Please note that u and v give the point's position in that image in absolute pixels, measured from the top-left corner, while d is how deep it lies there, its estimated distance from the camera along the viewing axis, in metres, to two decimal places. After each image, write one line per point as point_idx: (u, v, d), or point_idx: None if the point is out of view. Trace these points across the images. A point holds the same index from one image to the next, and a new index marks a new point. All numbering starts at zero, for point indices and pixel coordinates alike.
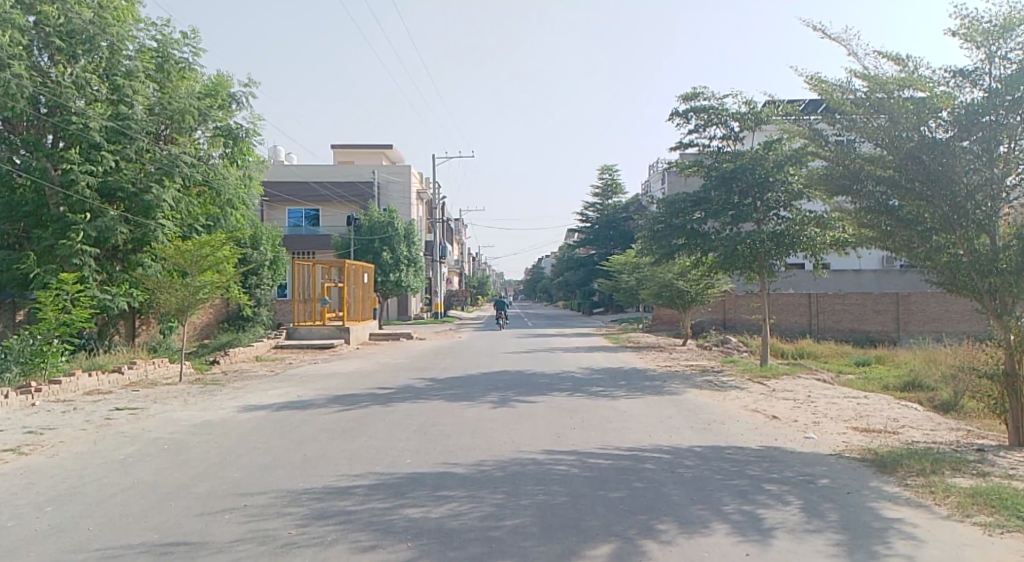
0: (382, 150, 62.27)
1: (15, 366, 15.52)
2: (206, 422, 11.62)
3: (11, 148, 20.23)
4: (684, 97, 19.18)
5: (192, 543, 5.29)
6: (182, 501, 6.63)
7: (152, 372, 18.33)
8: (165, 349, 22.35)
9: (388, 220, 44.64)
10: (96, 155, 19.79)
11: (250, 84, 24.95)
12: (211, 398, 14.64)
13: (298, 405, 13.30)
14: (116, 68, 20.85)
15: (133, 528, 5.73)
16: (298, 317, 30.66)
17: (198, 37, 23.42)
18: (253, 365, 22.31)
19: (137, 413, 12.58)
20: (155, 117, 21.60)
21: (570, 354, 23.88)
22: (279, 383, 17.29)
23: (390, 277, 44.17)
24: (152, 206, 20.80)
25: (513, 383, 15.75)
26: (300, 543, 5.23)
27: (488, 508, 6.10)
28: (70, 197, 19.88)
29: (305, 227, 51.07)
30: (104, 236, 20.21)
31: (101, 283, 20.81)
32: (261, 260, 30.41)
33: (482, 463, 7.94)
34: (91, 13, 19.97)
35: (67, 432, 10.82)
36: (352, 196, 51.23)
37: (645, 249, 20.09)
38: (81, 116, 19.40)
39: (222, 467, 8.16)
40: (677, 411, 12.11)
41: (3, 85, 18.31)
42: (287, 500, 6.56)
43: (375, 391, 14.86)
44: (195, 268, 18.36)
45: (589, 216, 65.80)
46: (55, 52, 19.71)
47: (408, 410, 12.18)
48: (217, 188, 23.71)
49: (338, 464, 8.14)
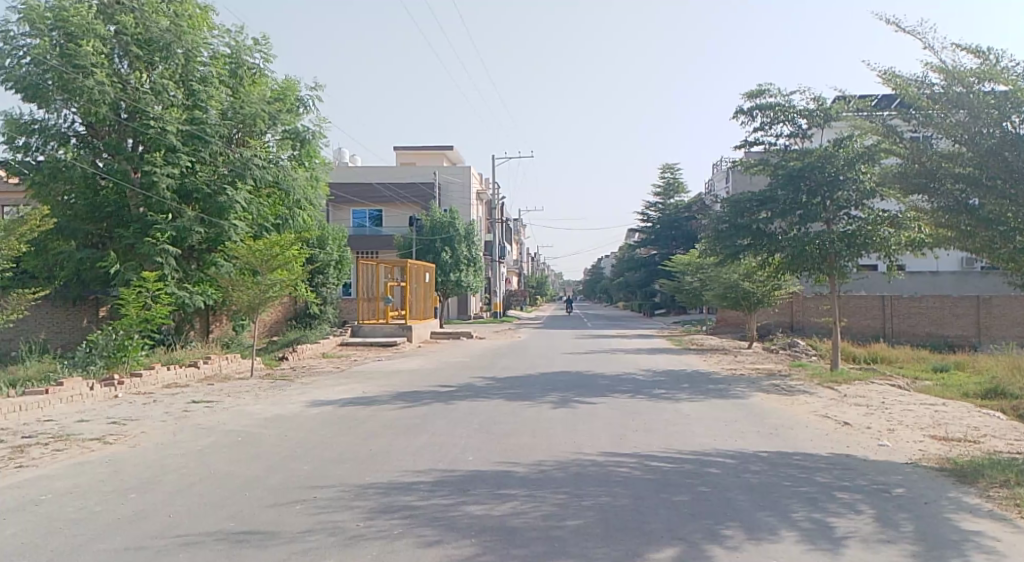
0: (443, 152, 63.02)
1: (100, 360, 16.33)
2: (277, 416, 12.03)
3: (93, 151, 21.34)
4: (749, 95, 18.73)
5: (265, 531, 5.50)
6: (255, 491, 6.88)
7: (226, 367, 19.04)
8: (237, 345, 23.17)
9: (450, 220, 45.13)
10: (173, 157, 20.74)
11: (315, 86, 25.62)
12: (281, 393, 15.09)
13: (363, 401, 13.63)
14: (191, 74, 21.86)
15: (211, 516, 5.99)
16: (361, 315, 31.31)
17: (269, 43, 24.30)
18: (320, 361, 22.95)
19: (212, 407, 13.11)
20: (228, 120, 22.39)
21: (632, 356, 23.62)
22: (345, 379, 17.72)
23: (451, 277, 44.65)
24: (226, 207, 21.64)
25: (574, 384, 15.70)
26: (368, 535, 5.37)
27: (550, 507, 6.12)
28: (150, 198, 20.94)
29: (368, 228, 52.09)
30: (182, 236, 21.17)
31: (179, 281, 21.73)
32: (327, 260, 31.30)
33: (543, 463, 7.95)
34: (168, 22, 20.98)
35: (148, 423, 11.35)
36: (414, 197, 52.10)
37: (708, 250, 19.69)
38: (159, 120, 20.39)
39: (291, 460, 8.43)
40: (741, 415, 11.85)
41: (88, 92, 19.49)
42: (353, 494, 6.73)
43: (437, 389, 15.06)
44: (266, 267, 18.96)
45: (650, 217, 65.14)
46: (134, 59, 20.89)
47: (471, 408, 12.31)
48: (286, 189, 24.21)
49: (403, 459, 8.31)
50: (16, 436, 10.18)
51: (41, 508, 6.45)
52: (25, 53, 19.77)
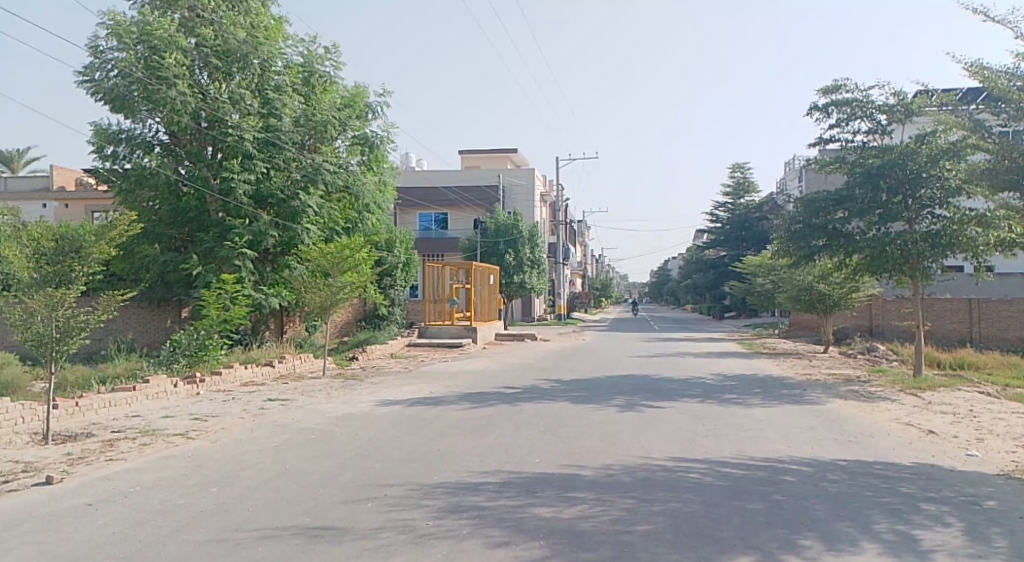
0: (507, 155, 63.34)
1: (183, 358, 17.06)
2: (347, 415, 12.31)
3: (176, 158, 22.30)
4: (824, 91, 18.11)
5: (338, 528, 5.62)
6: (328, 488, 7.06)
7: (299, 366, 19.63)
8: (309, 345, 23.84)
9: (513, 223, 45.29)
10: (249, 164, 21.54)
11: (384, 92, 26.09)
12: (351, 392, 15.44)
13: (431, 401, 13.81)
14: (267, 84, 22.63)
15: (287, 511, 6.17)
16: (428, 317, 31.74)
17: (339, 51, 24.90)
18: (388, 362, 23.37)
19: (287, 404, 13.53)
20: (301, 127, 23.08)
21: (701, 360, 23.17)
22: (413, 379, 17.99)
23: (515, 279, 44.79)
24: (298, 211, 22.36)
25: (641, 387, 15.50)
26: (437, 534, 5.43)
27: (618, 512, 6.04)
28: (229, 203, 21.80)
29: (434, 231, 52.78)
30: (258, 240, 21.96)
31: (255, 283, 22.54)
32: (395, 262, 31.89)
33: (610, 467, 7.87)
34: (245, 33, 21.84)
35: (227, 420, 11.80)
36: (479, 200, 52.53)
37: (781, 251, 19.13)
38: (236, 128, 21.26)
39: (362, 458, 8.61)
40: (817, 421, 11.46)
41: (170, 102, 20.54)
42: (423, 493, 6.81)
43: (503, 390, 15.12)
44: (337, 269, 19.44)
45: (719, 217, 63.85)
46: (213, 69, 21.81)
47: (537, 410, 12.31)
48: (355, 194, 24.73)
49: (470, 460, 8.37)
50: (107, 430, 10.75)
51: (130, 499, 6.78)
52: (113, 66, 20.83)
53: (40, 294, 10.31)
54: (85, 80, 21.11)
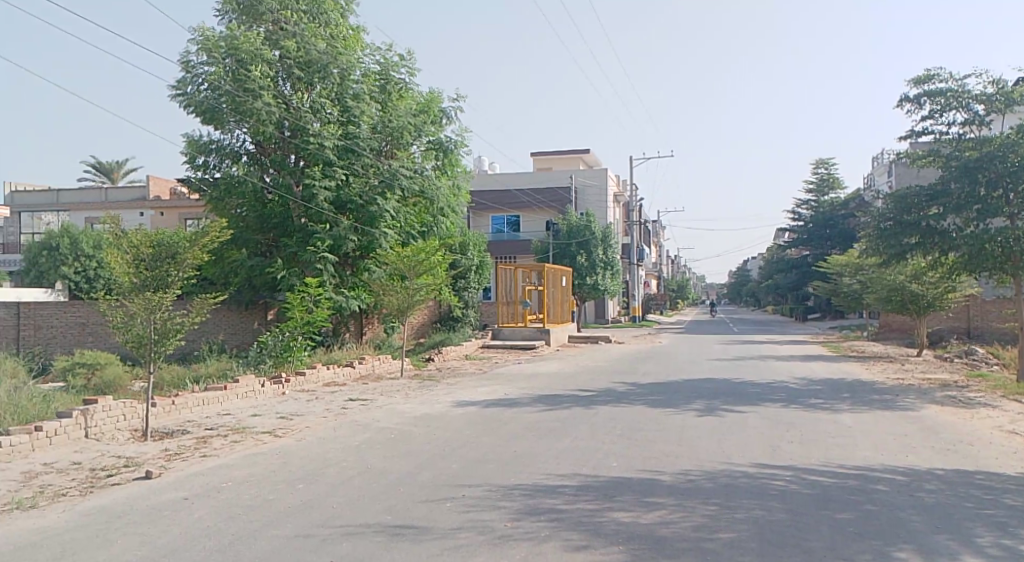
0: (580, 156, 63.10)
1: (269, 359, 17.76)
2: (425, 415, 12.52)
3: (261, 167, 23.23)
4: (915, 81, 17.25)
5: (419, 526, 5.72)
6: (409, 487, 7.19)
7: (378, 367, 20.12)
8: (388, 347, 24.33)
9: (586, 224, 45.04)
10: (330, 171, 22.23)
11: (457, 97, 26.36)
12: (428, 393, 15.69)
13: (506, 403, 13.88)
14: (346, 92, 23.23)
15: (370, 509, 6.33)
16: (501, 319, 31.93)
17: (414, 58, 25.33)
18: (463, 363, 23.63)
19: (367, 404, 13.87)
20: (378, 134, 23.65)
21: (783, 363, 22.43)
22: (488, 381, 18.13)
23: (588, 280, 44.51)
24: (376, 216, 22.91)
25: (721, 391, 15.12)
26: (516, 536, 5.44)
27: (700, 518, 5.91)
28: (311, 209, 22.54)
29: (507, 233, 53.06)
30: (338, 245, 22.60)
31: (336, 286, 23.22)
32: (469, 265, 32.23)
33: (690, 473, 7.71)
34: (325, 44, 22.55)
35: (311, 419, 12.19)
36: (551, 202, 52.55)
37: (869, 250, 18.31)
38: (318, 137, 22.01)
39: (440, 459, 8.73)
40: (911, 428, 10.89)
41: (257, 113, 21.45)
42: (500, 495, 6.85)
43: (578, 393, 15.05)
44: (414, 272, 19.82)
45: (802, 215, 61.78)
46: (296, 80, 22.60)
47: (614, 413, 12.19)
48: (431, 198, 25.09)
49: (546, 463, 8.36)
50: (201, 428, 11.29)
51: (223, 494, 7.09)
52: (204, 80, 21.84)
53: (140, 298, 10.98)
54: (178, 94, 22.19)
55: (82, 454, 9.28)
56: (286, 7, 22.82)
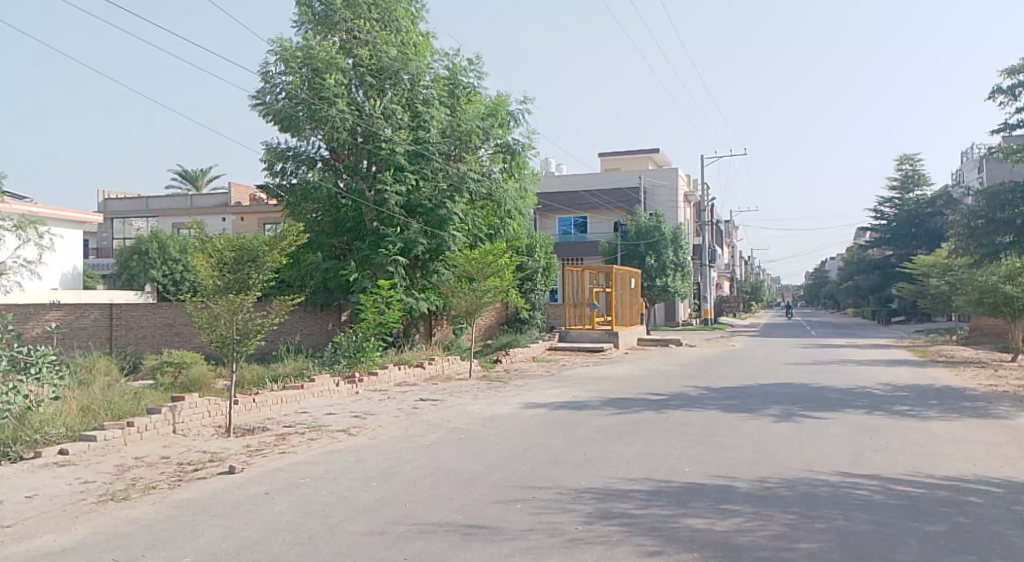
0: (649, 155, 62.34)
1: (343, 359, 18.22)
2: (494, 416, 12.60)
3: (336, 172, 23.94)
4: (1009, 71, 16.30)
5: (490, 527, 5.75)
6: (480, 488, 7.24)
7: (448, 368, 20.36)
8: (456, 348, 24.61)
9: (656, 225, 44.43)
10: (401, 176, 22.71)
11: (525, 100, 26.40)
12: (498, 394, 15.79)
13: (576, 405, 13.83)
14: (416, 97, 23.68)
15: (442, 508, 6.40)
16: (569, 321, 31.83)
17: (482, 62, 25.56)
18: (532, 365, 23.66)
19: (438, 404, 14.07)
20: (447, 138, 23.98)
21: (865, 368, 21.54)
22: (557, 383, 18.10)
23: (658, 282, 43.88)
24: (446, 219, 23.19)
25: (798, 396, 14.64)
26: (587, 539, 5.40)
27: (779, 527, 5.73)
28: (382, 213, 23.05)
29: (575, 234, 52.90)
30: (408, 247, 23.04)
31: (407, 288, 23.63)
32: (536, 267, 32.27)
33: (767, 480, 7.49)
34: (396, 51, 23.06)
35: (384, 418, 12.46)
36: (619, 202, 52.12)
37: (959, 249, 17.38)
38: (389, 142, 22.56)
39: (511, 460, 8.75)
40: (1007, 438, 10.27)
41: (331, 120, 22.17)
42: (572, 497, 6.81)
43: (648, 397, 14.85)
44: (482, 274, 19.97)
45: (885, 214, 59.30)
46: (368, 87, 23.19)
47: (686, 418, 11.96)
48: (498, 200, 25.18)
49: (617, 466, 8.28)
50: (280, 425, 11.69)
51: (301, 489, 7.31)
52: (282, 89, 22.61)
53: (223, 300, 11.46)
54: (258, 103, 23.03)
55: (171, 449, 9.75)
56: (359, 16, 23.41)
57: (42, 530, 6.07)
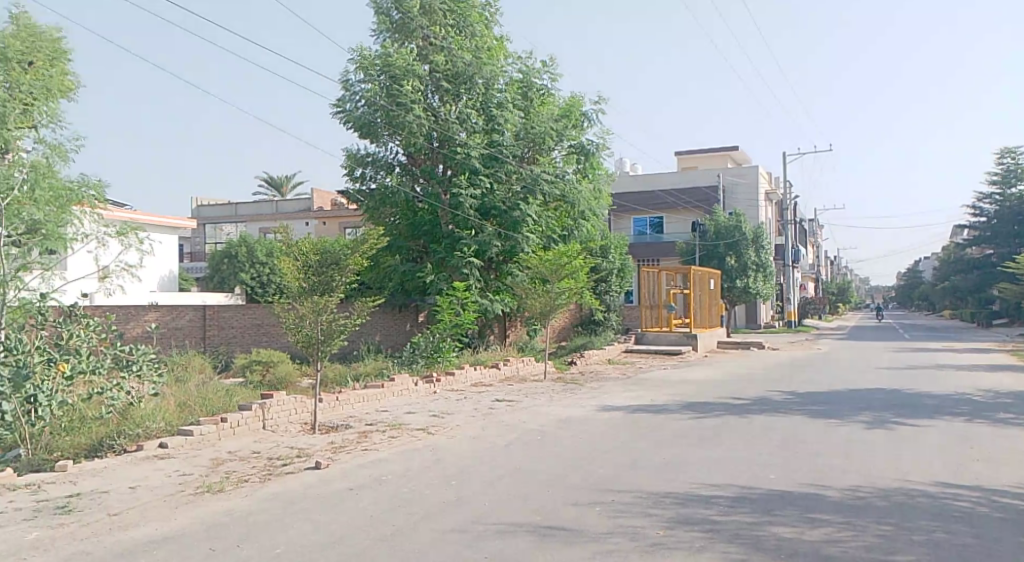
0: (727, 153, 60.89)
1: (420, 360, 18.55)
2: (571, 418, 12.55)
3: (412, 177, 24.42)
4: None
5: (570, 529, 5.72)
6: (558, 489, 7.22)
7: (523, 369, 20.44)
8: (530, 349, 24.70)
9: (735, 224, 43.33)
10: (476, 179, 23.00)
11: (599, 100, 26.25)
12: (574, 396, 15.74)
13: (653, 409, 13.62)
14: (490, 101, 23.94)
15: (521, 508, 6.42)
16: (645, 323, 31.42)
17: (556, 64, 25.57)
18: (607, 367, 23.47)
19: (514, 405, 14.14)
20: (520, 141, 24.08)
21: (963, 373, 20.36)
22: (634, 386, 17.89)
23: (738, 283, 42.74)
24: (519, 221, 23.25)
25: (890, 402, 13.97)
26: (669, 545, 5.30)
27: (872, 538, 5.47)
28: (457, 215, 23.37)
29: (650, 235, 52.20)
30: (483, 249, 23.31)
31: (481, 290, 23.84)
32: (611, 268, 32.00)
33: (858, 489, 7.17)
34: (471, 56, 23.38)
35: (461, 417, 12.61)
36: (697, 202, 51.13)
37: None
38: (464, 147, 22.90)
39: (588, 462, 8.70)
40: None
41: (408, 125, 22.70)
42: (651, 501, 6.71)
43: (729, 401, 14.49)
44: (556, 275, 19.93)
45: (984, 210, 55.97)
46: (444, 92, 23.58)
47: (768, 423, 11.59)
48: (572, 202, 25.02)
49: (698, 471, 8.10)
50: (361, 423, 12.02)
51: (383, 487, 7.47)
52: (361, 97, 23.25)
53: (308, 301, 11.85)
54: (338, 111, 23.72)
55: (260, 444, 10.16)
56: (435, 22, 23.82)
57: (144, 519, 6.42)
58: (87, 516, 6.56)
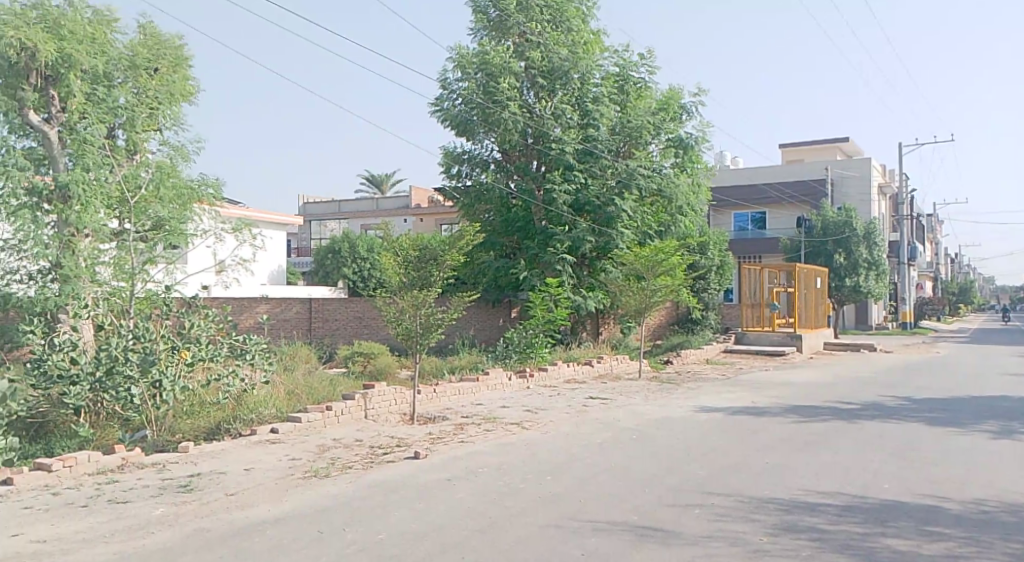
0: (836, 145, 58.00)
1: (514, 355, 18.71)
2: (667, 418, 12.32)
3: (507, 173, 24.63)
4: None
5: (668, 530, 5.62)
6: (655, 490, 7.10)
7: (617, 367, 20.24)
8: (624, 346, 24.38)
9: (846, 220, 41.30)
10: (570, 175, 22.94)
11: (699, 92, 25.58)
12: (670, 396, 15.44)
13: (754, 411, 13.16)
14: (586, 96, 23.80)
15: (617, 507, 6.35)
16: (746, 322, 30.38)
17: (653, 56, 25.12)
18: (704, 367, 22.88)
19: (608, 403, 14.01)
20: (616, 136, 23.79)
21: None
22: (733, 386, 17.36)
23: (847, 281, 40.59)
24: (614, 216, 22.98)
25: (1020, 411, 12.91)
26: (772, 552, 5.11)
27: (999, 557, 5.07)
28: (551, 211, 23.40)
29: (752, 230, 50.49)
30: (576, 245, 23.17)
31: (574, 286, 23.74)
32: (709, 265, 31.15)
33: (983, 503, 6.67)
34: (567, 51, 23.37)
35: (555, 414, 12.62)
36: (802, 195, 49.00)
37: None
38: (559, 142, 22.89)
39: (686, 464, 8.51)
40: None
41: (504, 122, 22.89)
42: (753, 506, 6.49)
43: (836, 405, 13.80)
44: (652, 272, 19.58)
45: None
46: (539, 88, 23.66)
47: (880, 429, 10.97)
48: (669, 197, 24.48)
49: (803, 477, 7.77)
50: (457, 415, 12.24)
51: (480, 479, 7.58)
52: (459, 95, 23.65)
53: (408, 295, 12.13)
54: (436, 110, 24.19)
55: (362, 433, 10.54)
56: (532, 19, 23.87)
57: (258, 500, 6.79)
58: (207, 495, 7.00)
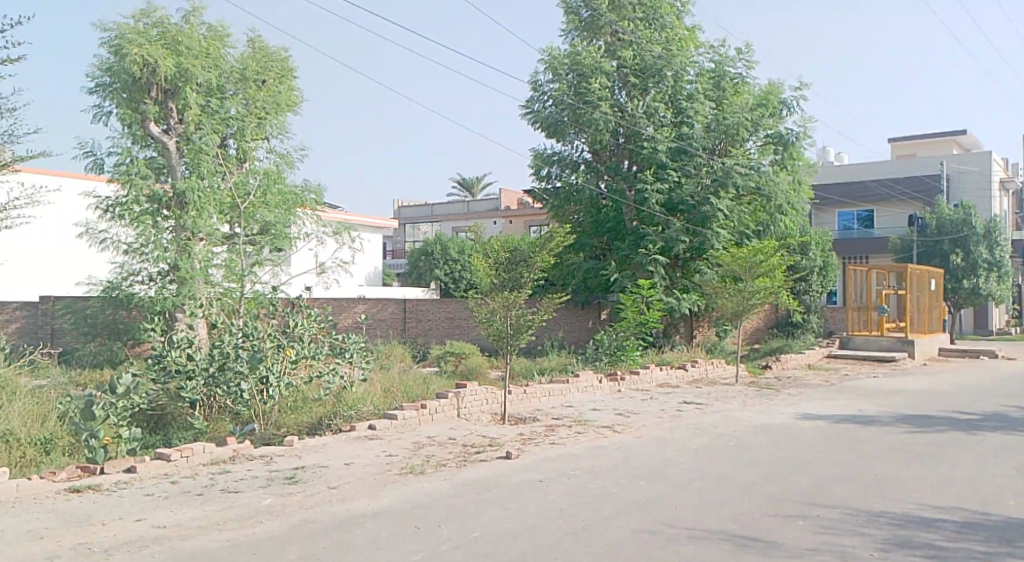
0: (953, 137, 54.28)
1: (604, 357, 18.54)
2: (766, 424, 11.87)
3: (598, 174, 24.45)
4: None
5: (770, 541, 5.40)
6: (754, 498, 6.84)
7: (711, 371, 19.70)
8: (719, 350, 23.66)
9: (964, 218, 38.72)
10: (663, 174, 22.53)
11: (800, 85, 24.54)
12: (769, 402, 14.87)
13: (861, 420, 12.48)
14: (680, 93, 23.32)
15: (714, 515, 6.16)
16: (852, 326, 28.86)
17: (751, 50, 24.31)
18: (806, 373, 21.92)
19: (703, 408, 13.64)
20: (711, 133, 23.14)
21: None
22: (837, 393, 16.54)
23: (964, 283, 37.88)
24: (709, 216, 22.36)
25: None
26: None
27: None
28: (643, 211, 23.05)
29: (857, 229, 48.02)
30: (669, 246, 22.71)
31: (667, 288, 23.25)
32: (811, 266, 29.84)
33: None
34: (660, 48, 23.01)
35: (648, 418, 12.41)
36: (913, 192, 46.20)
37: None
38: (652, 140, 22.53)
39: (787, 473, 8.16)
40: None
41: (595, 122, 22.75)
42: (862, 520, 6.15)
43: (954, 415, 12.89)
44: (749, 273, 18.94)
45: None
46: (631, 87, 23.38)
47: (1004, 442, 10.17)
48: (768, 195, 23.59)
49: (916, 491, 7.29)
50: (549, 416, 12.24)
51: (571, 481, 7.53)
52: (549, 96, 23.69)
53: (499, 296, 12.24)
54: (527, 112, 24.33)
55: (456, 431, 10.70)
56: (625, 17, 23.61)
57: (357, 494, 7.01)
58: (311, 487, 7.29)
